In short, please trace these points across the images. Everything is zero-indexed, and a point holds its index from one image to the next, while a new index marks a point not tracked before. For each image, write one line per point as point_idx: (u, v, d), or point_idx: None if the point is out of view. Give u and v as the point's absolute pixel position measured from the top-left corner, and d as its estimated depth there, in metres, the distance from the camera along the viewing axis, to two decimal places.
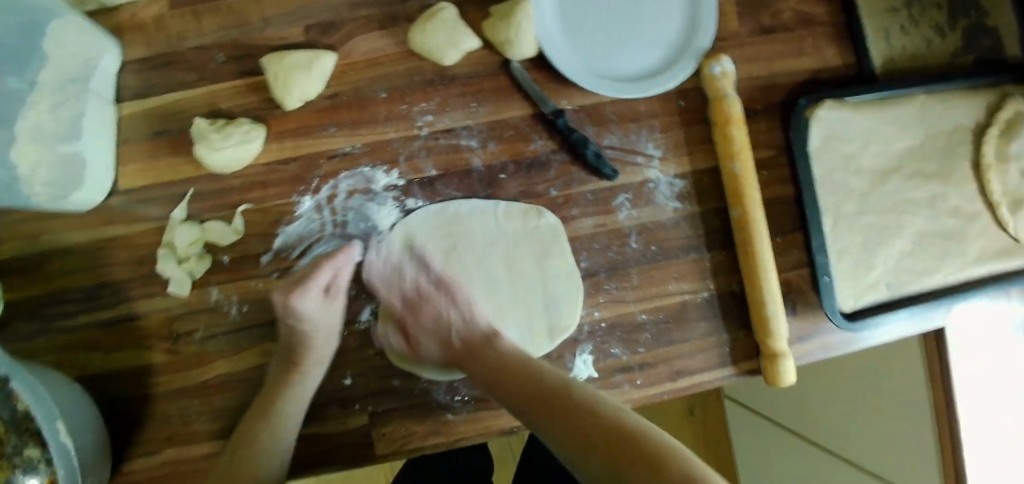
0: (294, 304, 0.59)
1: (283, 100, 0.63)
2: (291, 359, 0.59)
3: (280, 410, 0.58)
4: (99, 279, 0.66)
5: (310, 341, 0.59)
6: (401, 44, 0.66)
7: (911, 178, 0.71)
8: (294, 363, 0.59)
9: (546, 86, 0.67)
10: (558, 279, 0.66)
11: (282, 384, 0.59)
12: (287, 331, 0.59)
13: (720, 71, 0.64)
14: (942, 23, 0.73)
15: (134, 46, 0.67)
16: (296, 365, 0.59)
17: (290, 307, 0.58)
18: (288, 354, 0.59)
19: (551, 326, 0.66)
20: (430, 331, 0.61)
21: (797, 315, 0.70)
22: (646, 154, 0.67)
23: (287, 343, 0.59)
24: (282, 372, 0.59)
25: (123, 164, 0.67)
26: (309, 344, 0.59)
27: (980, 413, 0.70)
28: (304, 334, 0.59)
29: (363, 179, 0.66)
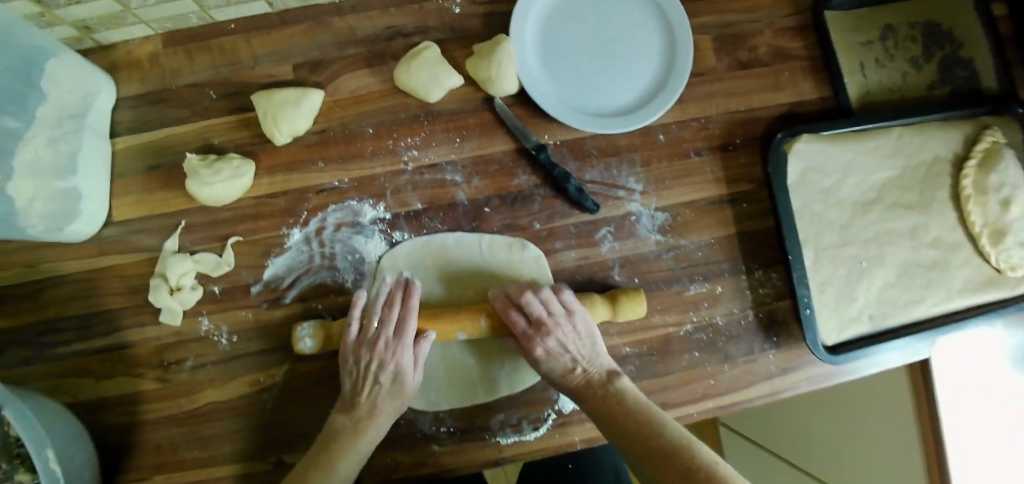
0: (372, 367, 0.59)
1: (274, 135, 0.65)
2: (360, 412, 0.59)
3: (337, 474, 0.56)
4: (93, 308, 0.67)
5: (400, 394, 0.60)
6: (386, 81, 0.68)
7: (890, 210, 0.72)
8: (365, 415, 0.59)
9: (530, 122, 0.69)
10: None
11: (346, 430, 0.59)
12: (385, 392, 0.60)
13: (306, 339, 0.62)
14: (916, 57, 0.75)
15: (129, 83, 0.69)
16: (369, 422, 0.59)
17: (387, 370, 0.59)
18: (369, 411, 0.59)
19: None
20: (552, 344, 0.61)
21: (779, 348, 0.71)
22: (628, 188, 0.69)
23: (365, 400, 0.60)
24: (342, 430, 0.59)
25: (117, 196, 0.68)
26: (396, 394, 0.60)
27: (971, 438, 0.72)
28: (388, 392, 0.60)
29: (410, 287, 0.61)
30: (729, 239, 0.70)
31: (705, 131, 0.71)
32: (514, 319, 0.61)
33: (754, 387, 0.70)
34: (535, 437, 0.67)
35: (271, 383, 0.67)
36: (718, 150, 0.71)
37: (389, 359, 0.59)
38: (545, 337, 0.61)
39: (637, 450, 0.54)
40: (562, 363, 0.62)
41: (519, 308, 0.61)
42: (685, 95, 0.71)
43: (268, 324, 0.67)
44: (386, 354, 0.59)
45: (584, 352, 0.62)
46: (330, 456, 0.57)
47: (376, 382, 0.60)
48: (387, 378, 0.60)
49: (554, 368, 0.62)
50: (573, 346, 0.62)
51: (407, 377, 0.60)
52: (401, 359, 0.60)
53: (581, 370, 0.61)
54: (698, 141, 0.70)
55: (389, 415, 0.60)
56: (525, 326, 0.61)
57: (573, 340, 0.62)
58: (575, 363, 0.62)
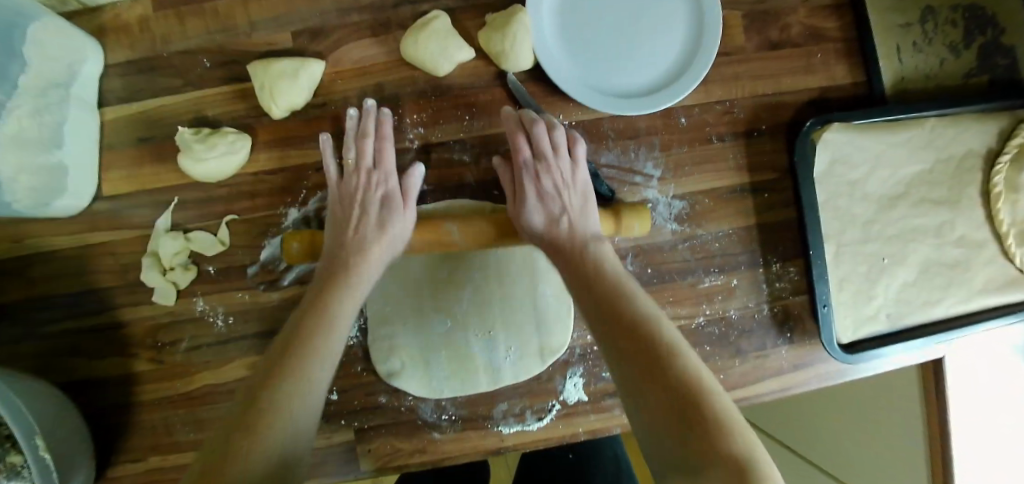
0: (358, 202, 0.57)
1: (270, 108, 0.61)
2: (345, 248, 0.55)
3: (322, 351, 0.48)
4: (83, 286, 0.64)
5: (387, 229, 0.56)
6: (392, 53, 0.64)
7: (918, 205, 0.69)
8: (353, 249, 0.55)
9: (543, 100, 0.65)
10: (552, 301, 0.66)
11: (326, 291, 0.52)
12: (371, 222, 0.56)
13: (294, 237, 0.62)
14: (957, 42, 0.71)
15: (118, 48, 0.65)
16: (361, 252, 0.54)
17: (375, 201, 0.57)
18: (355, 241, 0.55)
19: (545, 339, 0.65)
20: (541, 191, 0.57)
21: (793, 344, 0.68)
22: (645, 174, 0.65)
23: (353, 237, 0.55)
24: (328, 269, 0.53)
25: (107, 170, 0.65)
26: (383, 228, 0.56)
27: (981, 440, 0.70)
28: (377, 226, 0.56)
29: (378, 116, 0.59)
30: (748, 230, 0.67)
31: (729, 115, 0.67)
32: (519, 144, 0.58)
33: (764, 381, 0.67)
34: (538, 427, 0.65)
35: None
36: (742, 136, 0.67)
37: (375, 185, 0.58)
38: (536, 178, 0.57)
39: (621, 343, 0.44)
40: (555, 213, 0.56)
41: (523, 136, 0.59)
42: (709, 76, 0.67)
43: (265, 306, 0.64)
44: (372, 181, 0.58)
45: (576, 202, 0.56)
46: (314, 310, 0.50)
47: (363, 216, 0.56)
48: (376, 209, 0.57)
49: (549, 215, 0.56)
50: (567, 186, 0.57)
51: (397, 215, 0.57)
52: (387, 186, 0.58)
53: (567, 222, 0.55)
54: (721, 126, 0.67)
55: (383, 250, 0.56)
56: (527, 156, 0.58)
57: (565, 189, 0.57)
58: (564, 212, 0.56)
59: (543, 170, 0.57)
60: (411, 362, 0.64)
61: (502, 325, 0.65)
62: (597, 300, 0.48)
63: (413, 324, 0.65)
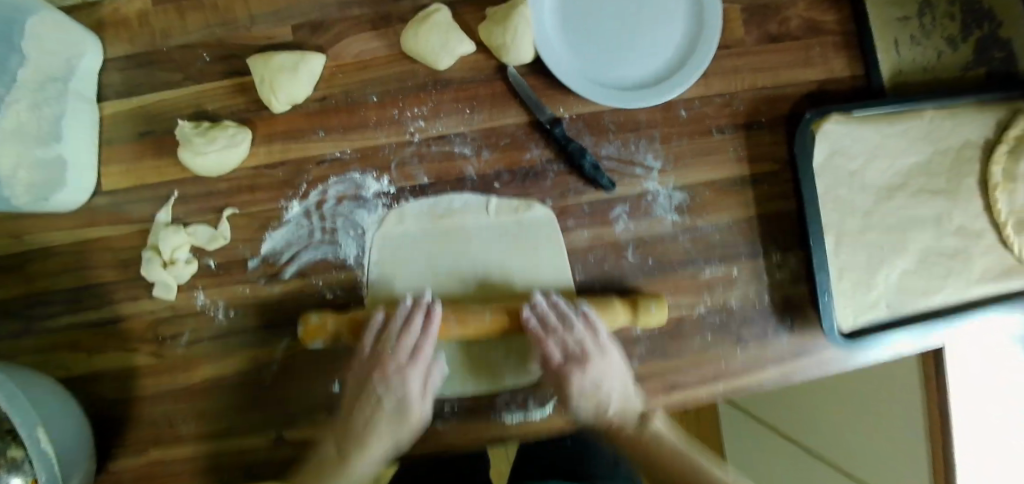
0: (380, 382, 0.60)
1: (270, 102, 0.61)
2: (355, 435, 0.59)
3: (341, 477, 0.57)
4: (82, 281, 0.64)
5: (404, 417, 0.60)
6: (393, 46, 0.64)
7: (916, 195, 0.69)
8: (361, 434, 0.59)
9: (543, 93, 0.65)
10: None
11: (338, 448, 0.58)
12: (387, 418, 0.59)
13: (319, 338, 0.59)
14: (954, 35, 0.71)
15: (118, 43, 0.65)
16: (370, 443, 0.59)
17: (394, 391, 0.59)
18: (367, 423, 0.59)
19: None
20: (584, 394, 0.60)
21: (793, 332, 0.68)
22: (646, 165, 0.65)
23: (366, 413, 0.59)
24: (340, 451, 0.58)
25: (107, 164, 0.65)
26: (398, 417, 0.59)
27: (981, 427, 0.71)
28: (391, 417, 0.59)
29: (427, 311, 0.59)
30: (748, 222, 0.67)
31: (729, 108, 0.67)
32: (551, 349, 0.59)
33: (766, 370, 0.67)
34: (541, 416, 0.65)
35: (269, 360, 0.64)
36: (742, 128, 0.67)
37: (399, 379, 0.59)
38: (576, 375, 0.60)
39: (674, 481, 0.57)
40: (590, 404, 0.60)
41: (563, 331, 0.59)
42: (710, 69, 0.67)
43: (267, 300, 0.64)
44: (395, 376, 0.59)
45: (617, 389, 0.61)
46: (322, 469, 0.57)
47: (382, 402, 0.59)
48: (393, 402, 0.59)
49: (586, 404, 0.61)
50: (607, 382, 0.60)
51: (413, 405, 0.60)
52: (409, 383, 0.60)
53: (608, 409, 0.61)
54: (721, 118, 0.67)
55: (383, 440, 0.59)
56: (560, 356, 0.59)
57: (602, 382, 0.60)
58: (598, 396, 0.60)
59: (582, 367, 0.59)
60: None
61: None
62: (639, 452, 0.59)
63: None
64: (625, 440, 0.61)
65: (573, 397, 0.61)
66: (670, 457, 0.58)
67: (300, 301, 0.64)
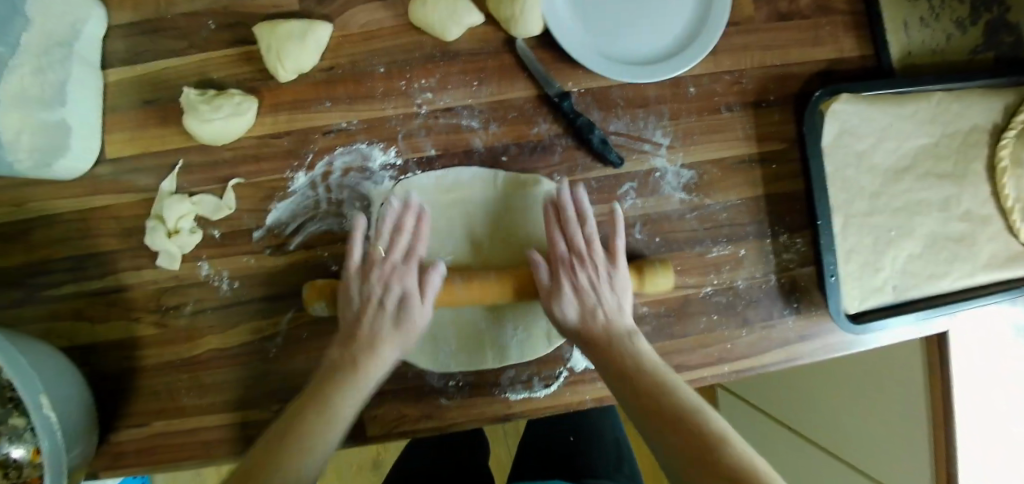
0: (378, 289, 0.56)
1: (276, 70, 0.60)
2: (358, 343, 0.54)
3: (337, 409, 0.50)
4: (85, 251, 0.63)
5: (403, 329, 0.55)
6: (400, 17, 0.64)
7: (924, 178, 0.69)
8: (363, 345, 0.54)
9: (552, 66, 0.64)
10: None
11: (337, 370, 0.52)
12: (388, 321, 0.55)
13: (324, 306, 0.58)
14: (963, 18, 0.71)
15: (123, 10, 0.64)
16: (377, 349, 0.54)
17: (393, 292, 0.55)
18: (367, 338, 0.54)
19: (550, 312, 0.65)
20: (574, 298, 0.56)
21: (799, 314, 0.68)
22: (654, 141, 0.65)
23: (367, 326, 0.55)
24: (345, 356, 0.53)
25: (110, 132, 0.64)
26: (398, 329, 0.55)
27: (986, 412, 0.71)
28: (390, 321, 0.55)
29: (420, 212, 0.58)
30: (755, 201, 0.67)
31: (738, 85, 0.67)
32: (558, 242, 0.57)
33: (771, 351, 0.67)
34: (545, 395, 0.65)
35: (273, 332, 0.64)
36: (751, 107, 0.67)
37: (395, 284, 0.56)
38: (580, 276, 0.56)
39: (640, 400, 0.49)
40: (585, 313, 0.56)
41: (563, 231, 0.58)
42: (719, 46, 0.67)
43: (272, 272, 0.63)
44: (389, 276, 0.56)
45: (613, 303, 0.56)
46: (324, 394, 0.50)
47: (381, 310, 0.55)
48: (392, 306, 0.55)
49: (577, 314, 0.56)
50: (604, 290, 0.56)
51: (412, 308, 0.56)
52: (405, 282, 0.56)
53: (603, 318, 0.55)
54: (730, 96, 0.66)
55: (393, 349, 0.55)
56: (566, 256, 0.57)
57: (601, 288, 0.56)
58: (598, 308, 0.56)
59: (581, 267, 0.57)
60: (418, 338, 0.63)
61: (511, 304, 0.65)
62: (617, 365, 0.52)
63: None
64: (599, 355, 0.54)
65: (564, 301, 0.56)
66: (643, 375, 0.51)
67: (307, 273, 0.63)
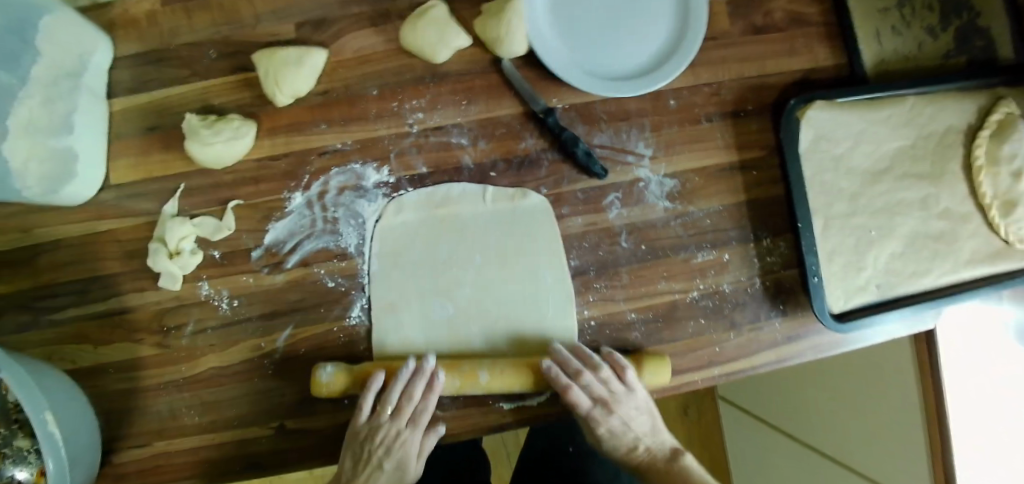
0: (380, 446, 0.60)
1: (275, 95, 0.63)
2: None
3: None
4: (92, 274, 0.66)
5: (402, 474, 0.61)
6: (391, 41, 0.66)
7: (901, 180, 0.71)
8: None
9: (537, 84, 0.67)
10: (553, 292, 0.66)
11: None
12: (387, 478, 0.60)
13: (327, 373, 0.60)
14: (934, 25, 0.75)
15: (127, 42, 0.67)
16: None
17: (395, 454, 0.60)
18: None
19: (548, 335, 0.65)
20: (611, 430, 0.62)
21: (785, 316, 0.69)
22: (637, 153, 0.67)
23: (364, 480, 0.59)
24: None
25: (114, 159, 0.67)
26: (398, 475, 0.60)
27: (972, 404, 0.73)
28: (389, 476, 0.60)
29: (432, 380, 0.60)
30: (738, 207, 0.69)
31: (717, 97, 0.69)
32: (576, 397, 0.60)
33: (760, 354, 0.69)
34: (539, 403, 0.66)
35: (273, 348, 0.65)
36: (730, 117, 0.69)
37: (396, 448, 0.60)
38: (606, 417, 0.61)
39: None
40: (623, 441, 0.63)
41: (585, 386, 0.60)
42: (697, 59, 0.69)
43: (270, 290, 0.65)
44: (393, 445, 0.60)
45: (646, 432, 0.63)
46: None
47: (381, 464, 0.59)
48: (392, 463, 0.60)
49: (615, 440, 0.63)
50: (629, 422, 0.62)
51: (410, 464, 0.61)
52: (407, 447, 0.60)
53: (643, 446, 0.64)
54: (709, 107, 0.69)
55: None
56: (587, 403, 0.60)
57: (624, 428, 0.62)
58: (633, 437, 0.63)
59: (609, 414, 0.61)
60: None
61: (504, 316, 0.65)
62: (661, 479, 0.62)
63: (417, 311, 0.65)
64: (652, 476, 0.63)
65: (603, 430, 0.62)
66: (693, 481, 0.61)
67: (303, 290, 0.65)
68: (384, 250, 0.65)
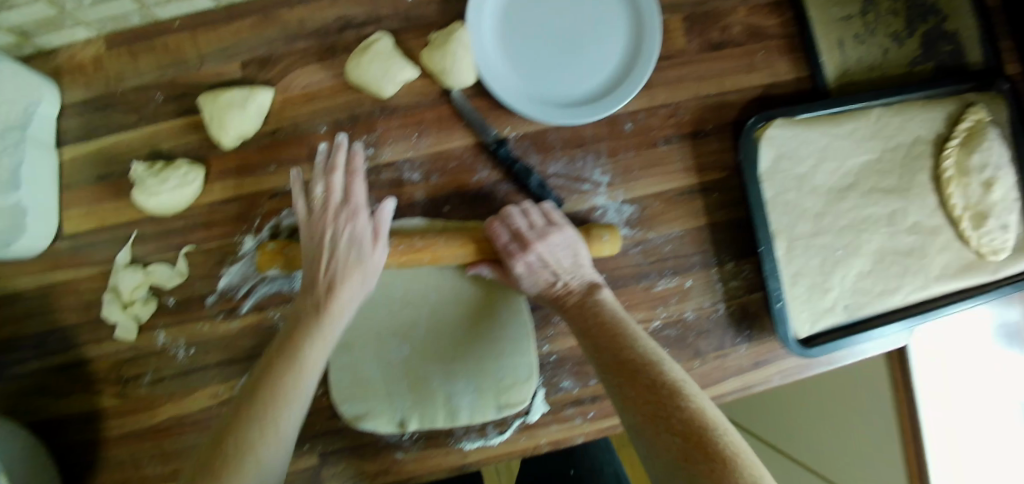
0: (326, 234, 0.55)
1: (221, 139, 0.63)
2: (318, 289, 0.53)
3: (305, 354, 0.50)
4: (50, 326, 0.65)
5: (359, 266, 0.55)
6: (339, 77, 0.65)
7: (868, 195, 0.70)
8: (324, 291, 0.53)
9: (489, 114, 0.66)
10: (510, 331, 0.66)
11: (306, 317, 0.52)
12: (343, 256, 0.54)
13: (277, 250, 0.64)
14: (900, 31, 0.73)
15: (75, 88, 0.66)
16: (337, 295, 0.53)
17: (342, 236, 0.55)
18: (325, 282, 0.53)
19: (502, 368, 0.65)
20: (535, 274, 0.59)
21: (751, 341, 0.68)
22: (594, 181, 0.66)
23: (323, 279, 0.53)
24: (304, 309, 0.53)
25: (67, 208, 0.66)
26: (354, 266, 0.54)
27: (958, 416, 0.72)
28: (347, 263, 0.54)
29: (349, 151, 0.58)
30: (699, 231, 0.67)
31: (674, 118, 0.68)
32: (499, 231, 0.59)
33: (725, 381, 0.68)
34: (500, 441, 0.66)
35: (230, 395, 0.65)
36: (688, 138, 0.68)
37: (343, 224, 0.55)
38: (528, 250, 0.58)
39: (613, 371, 0.50)
40: (544, 278, 0.59)
41: (504, 221, 0.59)
42: (653, 80, 0.68)
43: (225, 336, 0.65)
44: (340, 218, 0.56)
45: (564, 267, 0.59)
46: (295, 336, 0.50)
47: (331, 250, 0.54)
48: (343, 245, 0.55)
49: (537, 282, 0.59)
50: (554, 259, 0.59)
51: (363, 249, 0.55)
52: (358, 221, 0.56)
53: (560, 282, 0.59)
54: (666, 129, 0.67)
55: (352, 288, 0.54)
56: (509, 239, 0.59)
57: (553, 258, 0.59)
58: (557, 276, 0.59)
59: (527, 252, 0.59)
60: (376, 402, 0.63)
61: (462, 361, 0.65)
62: (588, 329, 0.55)
63: (376, 350, 0.65)
64: (581, 335, 0.55)
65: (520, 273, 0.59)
66: (625, 352, 0.50)
67: (260, 336, 0.65)
68: None
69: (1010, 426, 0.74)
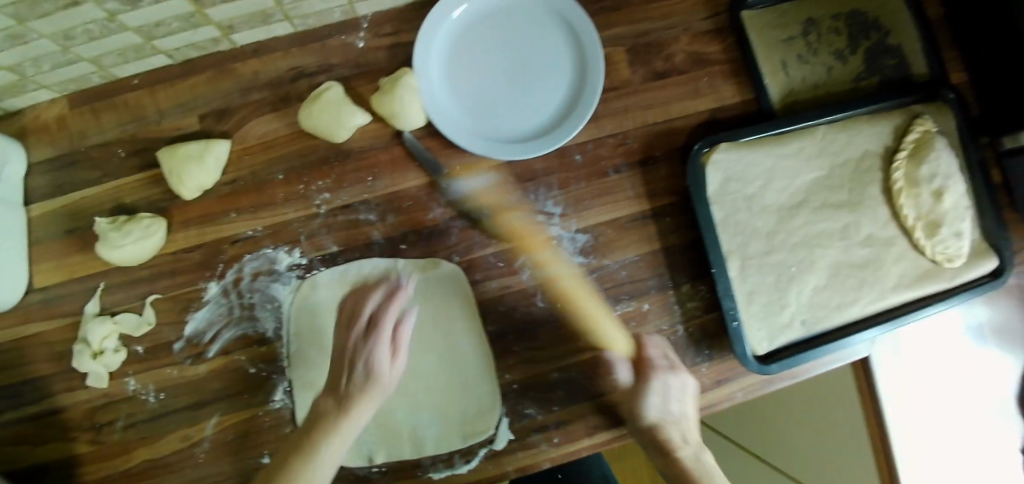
0: (347, 350, 0.57)
1: (180, 191, 0.64)
2: (339, 394, 0.55)
3: (321, 453, 0.52)
4: (23, 378, 0.67)
5: (375, 382, 0.56)
6: (294, 124, 0.67)
7: (819, 211, 0.71)
8: (342, 398, 0.55)
9: (442, 153, 0.68)
10: (470, 361, 0.67)
11: (329, 414, 0.54)
12: (360, 379, 0.56)
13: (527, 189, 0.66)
14: (843, 49, 0.74)
15: (40, 146, 0.68)
16: (352, 405, 0.55)
17: (361, 358, 0.56)
18: (342, 394, 0.55)
19: (466, 398, 0.66)
20: (667, 405, 0.64)
21: (712, 360, 0.69)
22: (546, 212, 0.68)
23: (342, 385, 0.56)
24: (325, 409, 0.55)
25: (37, 263, 0.68)
26: (371, 383, 0.56)
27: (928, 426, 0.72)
28: (364, 380, 0.56)
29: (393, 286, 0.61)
30: (653, 255, 0.69)
31: (623, 146, 0.69)
32: (649, 354, 0.65)
33: None
34: (468, 469, 0.66)
35: (200, 438, 0.66)
36: (638, 166, 0.69)
37: (360, 350, 0.57)
38: (670, 389, 0.64)
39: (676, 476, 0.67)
40: (666, 417, 0.64)
41: (657, 347, 0.65)
42: (601, 111, 0.69)
43: (193, 380, 0.67)
44: (362, 343, 0.57)
45: (689, 412, 0.65)
46: (312, 437, 0.53)
47: (352, 364, 0.56)
48: (360, 363, 0.56)
49: (659, 416, 0.64)
50: (685, 407, 0.65)
51: (382, 364, 0.57)
52: (378, 345, 0.57)
53: (678, 426, 0.65)
54: (616, 158, 0.69)
55: (365, 404, 0.55)
56: (661, 366, 0.64)
57: (674, 397, 0.64)
58: (679, 420, 0.65)
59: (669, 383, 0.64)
60: None
61: (426, 393, 0.67)
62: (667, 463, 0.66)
63: None
64: (654, 451, 0.66)
65: (651, 401, 0.64)
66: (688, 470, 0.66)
67: (226, 379, 0.66)
68: (308, 328, 0.67)
69: (978, 429, 0.74)
